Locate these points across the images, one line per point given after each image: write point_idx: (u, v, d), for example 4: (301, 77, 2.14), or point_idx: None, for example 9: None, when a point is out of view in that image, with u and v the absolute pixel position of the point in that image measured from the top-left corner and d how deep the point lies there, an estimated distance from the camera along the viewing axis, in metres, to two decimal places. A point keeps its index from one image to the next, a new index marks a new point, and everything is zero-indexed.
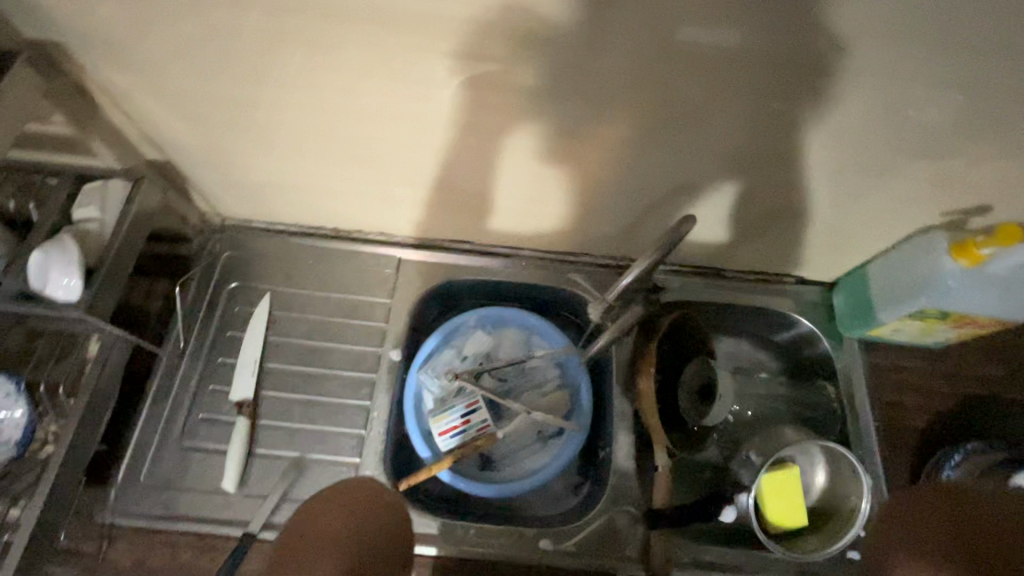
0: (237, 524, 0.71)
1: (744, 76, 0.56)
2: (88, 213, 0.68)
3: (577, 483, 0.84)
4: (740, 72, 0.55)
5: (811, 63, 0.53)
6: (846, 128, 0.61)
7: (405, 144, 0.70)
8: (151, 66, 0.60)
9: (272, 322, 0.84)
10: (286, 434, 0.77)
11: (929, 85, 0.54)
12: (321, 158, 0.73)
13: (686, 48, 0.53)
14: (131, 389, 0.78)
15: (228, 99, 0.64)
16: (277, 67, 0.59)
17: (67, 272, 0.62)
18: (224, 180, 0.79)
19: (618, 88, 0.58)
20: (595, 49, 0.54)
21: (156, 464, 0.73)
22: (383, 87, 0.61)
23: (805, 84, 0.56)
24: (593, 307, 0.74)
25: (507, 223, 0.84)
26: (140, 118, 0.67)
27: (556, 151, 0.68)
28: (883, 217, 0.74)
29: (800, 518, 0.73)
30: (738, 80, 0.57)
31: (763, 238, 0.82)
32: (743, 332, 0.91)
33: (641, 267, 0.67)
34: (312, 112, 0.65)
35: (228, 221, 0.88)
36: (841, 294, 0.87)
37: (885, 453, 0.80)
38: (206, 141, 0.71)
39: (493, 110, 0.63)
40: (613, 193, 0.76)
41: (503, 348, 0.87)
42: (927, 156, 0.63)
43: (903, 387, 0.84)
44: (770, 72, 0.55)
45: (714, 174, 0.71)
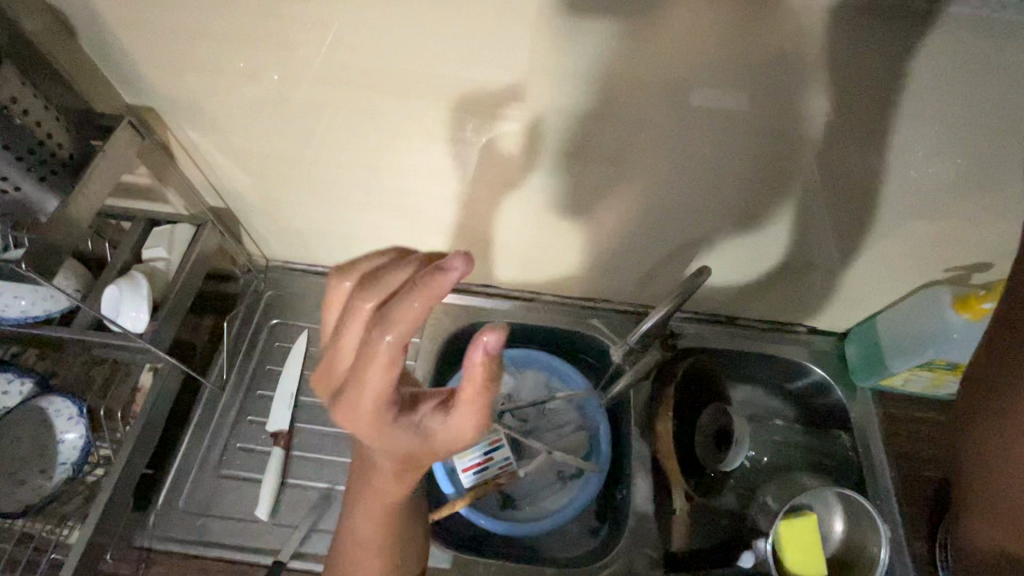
0: (267, 552, 0.73)
1: (750, 139, 0.62)
2: (157, 252, 0.75)
3: (595, 526, 0.86)
4: (746, 137, 0.62)
5: (808, 132, 0.60)
6: (848, 188, 0.67)
7: (441, 195, 0.77)
8: (225, 126, 0.68)
9: (308, 358, 0.89)
10: (316, 465, 0.80)
11: (921, 151, 0.60)
12: (364, 207, 0.80)
13: (696, 115, 0.60)
14: (175, 418, 0.83)
15: (286, 154, 0.72)
16: (336, 130, 0.67)
17: (137, 305, 0.69)
18: (274, 225, 0.86)
19: (637, 147, 0.65)
20: (616, 116, 0.61)
21: (194, 490, 0.77)
22: (426, 146, 0.69)
23: (808, 148, 0.62)
24: (616, 350, 0.80)
25: (532, 270, 0.90)
26: (209, 169, 0.75)
27: (578, 205, 0.75)
28: (889, 271, 0.79)
29: (818, 569, 0.74)
30: (746, 143, 0.63)
31: (774, 288, 0.86)
32: (757, 380, 0.95)
33: (660, 314, 0.71)
34: (359, 166, 0.73)
35: (272, 262, 0.95)
36: (852, 345, 0.90)
37: (903, 505, 0.80)
38: (264, 190, 0.79)
39: (522, 168, 0.70)
40: (631, 244, 0.81)
41: (525, 389, 0.92)
42: (923, 216, 0.69)
43: (919, 438, 0.85)
44: (772, 136, 0.61)
45: (725, 229, 0.76)
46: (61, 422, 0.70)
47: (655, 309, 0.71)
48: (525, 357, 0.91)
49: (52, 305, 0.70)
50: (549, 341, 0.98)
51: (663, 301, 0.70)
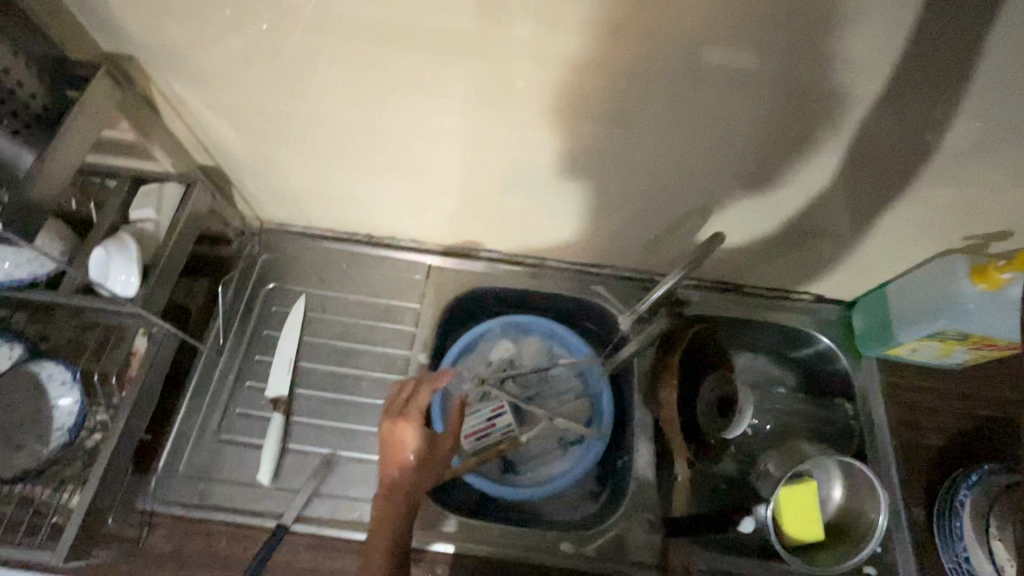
0: (270, 515, 0.73)
1: (772, 98, 0.58)
2: (147, 213, 0.72)
3: (594, 491, 0.86)
4: (768, 95, 0.58)
5: (835, 91, 0.56)
6: (869, 151, 0.63)
7: (441, 156, 0.73)
8: (212, 79, 0.64)
9: (306, 323, 0.87)
10: (317, 430, 0.80)
11: (950, 114, 0.57)
12: (362, 167, 0.77)
13: (714, 71, 0.56)
14: (172, 383, 0.81)
15: (279, 110, 0.68)
16: (332, 85, 0.63)
17: (127, 269, 0.66)
18: (267, 186, 0.82)
19: (651, 105, 0.61)
20: (629, 70, 0.56)
21: (195, 455, 0.76)
22: (426, 103, 0.64)
23: (830, 108, 0.59)
24: (624, 318, 0.77)
25: (534, 235, 0.87)
26: (196, 125, 0.71)
27: (586, 167, 0.72)
28: (904, 238, 0.76)
29: (813, 532, 0.75)
30: (767, 102, 0.59)
31: (784, 256, 0.84)
32: (761, 348, 0.94)
33: (669, 283, 0.69)
34: (357, 125, 0.69)
35: (266, 224, 0.92)
36: (859, 314, 0.89)
37: (902, 473, 0.80)
38: (256, 149, 0.75)
39: (528, 128, 0.66)
40: (638, 208, 0.78)
41: (526, 355, 0.91)
42: (947, 182, 0.66)
43: (921, 407, 0.85)
44: (796, 95, 0.58)
45: (737, 193, 0.73)
46: (54, 387, 0.68)
47: (666, 277, 0.69)
48: (527, 323, 0.90)
49: (38, 267, 0.67)
50: (552, 308, 0.96)
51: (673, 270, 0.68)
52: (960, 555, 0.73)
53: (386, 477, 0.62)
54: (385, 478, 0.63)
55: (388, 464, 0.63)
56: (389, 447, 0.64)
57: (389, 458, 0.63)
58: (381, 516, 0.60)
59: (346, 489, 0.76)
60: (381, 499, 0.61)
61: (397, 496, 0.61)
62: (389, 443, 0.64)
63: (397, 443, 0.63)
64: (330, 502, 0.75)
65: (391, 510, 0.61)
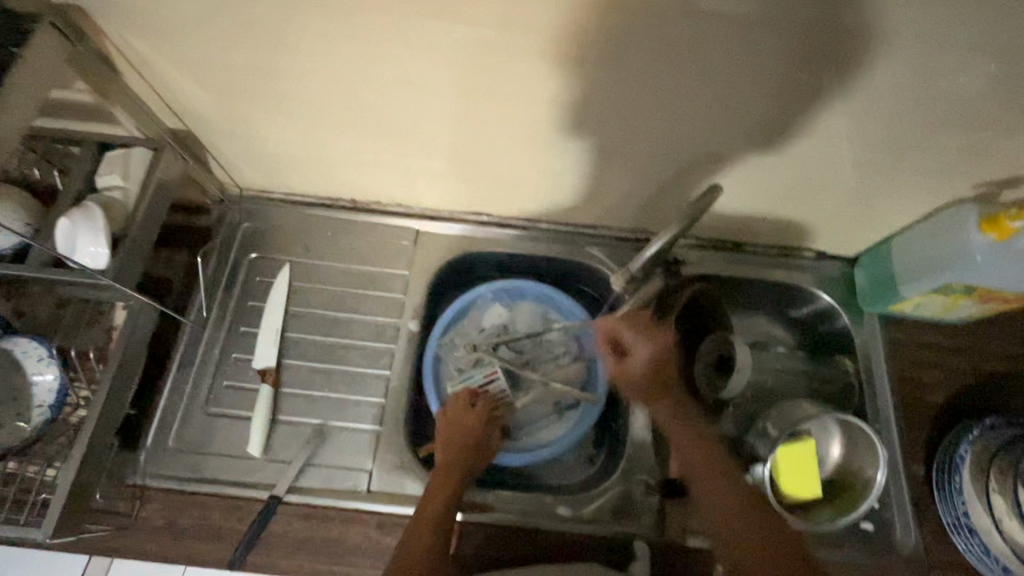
0: (263, 487, 0.73)
1: (776, 41, 0.53)
2: (113, 180, 0.67)
3: (592, 455, 0.86)
4: (772, 36, 0.53)
5: (843, 29, 0.52)
6: (878, 96, 0.59)
7: (423, 113, 0.69)
8: (171, 32, 0.59)
9: (291, 293, 0.85)
10: (308, 401, 0.78)
11: (968, 51, 0.52)
12: (341, 127, 0.73)
13: (711, 11, 0.51)
14: (156, 357, 0.79)
15: (248, 65, 0.63)
16: (301, 36, 0.58)
17: (95, 241, 0.63)
18: (243, 150, 0.78)
19: (644, 52, 0.56)
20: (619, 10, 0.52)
21: (184, 429, 0.75)
22: (403, 53, 0.60)
23: (840, 49, 0.54)
24: (617, 276, 0.76)
25: (525, 196, 0.84)
26: (159, 84, 0.66)
27: (576, 121, 0.67)
28: (911, 190, 0.72)
29: (813, 490, 0.75)
30: (768, 47, 0.54)
31: (785, 211, 0.81)
32: (760, 307, 0.92)
33: (663, 240, 0.66)
34: (332, 80, 0.64)
35: (246, 192, 0.88)
36: (862, 271, 0.87)
37: (902, 430, 0.79)
38: (227, 110, 0.71)
39: (512, 78, 0.62)
40: (632, 165, 0.74)
41: (520, 320, 0.89)
42: (960, 126, 0.61)
43: (922, 363, 0.83)
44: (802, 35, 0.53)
45: (737, 145, 0.69)
46: (31, 363, 0.67)
47: (660, 234, 0.66)
48: (520, 287, 0.89)
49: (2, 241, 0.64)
50: (545, 271, 0.94)
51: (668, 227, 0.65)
52: (958, 510, 0.72)
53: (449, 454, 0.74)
54: (448, 455, 0.74)
55: (451, 445, 0.75)
56: (455, 433, 0.76)
57: (453, 441, 0.75)
58: (442, 483, 0.70)
59: (339, 459, 0.75)
60: (440, 470, 0.72)
61: (460, 470, 0.72)
62: (453, 431, 0.77)
63: (462, 430, 0.77)
64: (324, 472, 0.74)
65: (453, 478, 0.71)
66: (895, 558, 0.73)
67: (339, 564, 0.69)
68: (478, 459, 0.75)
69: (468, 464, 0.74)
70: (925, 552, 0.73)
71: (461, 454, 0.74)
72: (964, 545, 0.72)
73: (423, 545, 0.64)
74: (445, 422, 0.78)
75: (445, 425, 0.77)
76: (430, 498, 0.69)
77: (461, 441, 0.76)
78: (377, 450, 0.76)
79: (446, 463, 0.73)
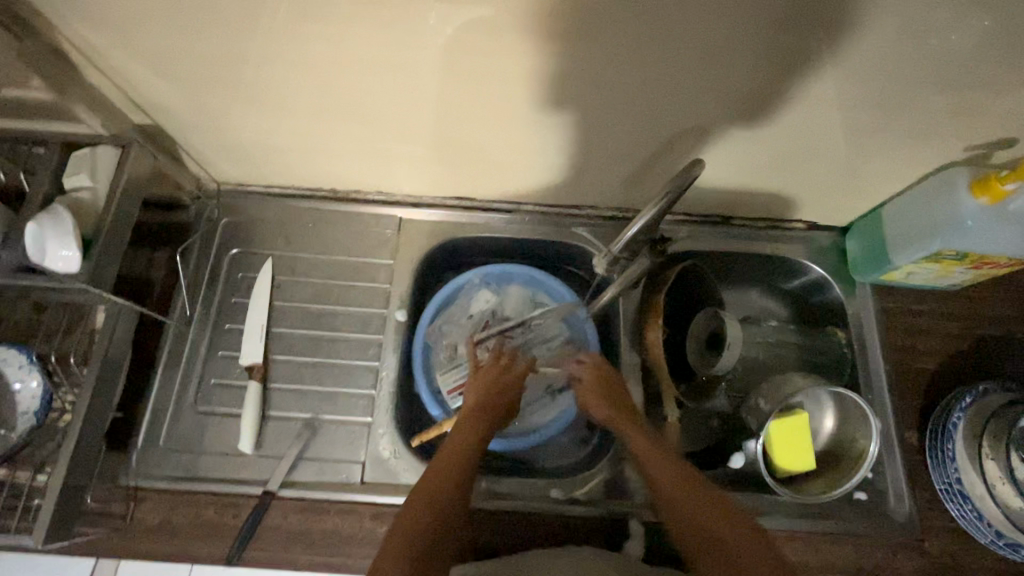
0: (256, 482, 0.73)
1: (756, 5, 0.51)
2: (80, 181, 0.66)
3: (584, 436, 0.86)
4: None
5: None
6: (866, 58, 0.56)
7: (396, 96, 0.66)
8: (124, 22, 0.56)
9: (275, 287, 0.83)
10: (298, 396, 0.78)
11: (956, 6, 0.50)
12: (313, 114, 0.70)
13: None
14: (141, 358, 0.78)
15: (209, 54, 0.60)
16: (259, 20, 0.56)
17: (64, 243, 0.61)
18: (215, 142, 0.76)
19: (619, 21, 0.53)
20: None
21: (175, 428, 0.75)
22: (369, 34, 0.57)
23: (823, 10, 0.51)
24: (598, 260, 0.74)
25: (508, 177, 0.82)
26: (120, 78, 0.64)
27: (555, 97, 0.65)
28: (902, 155, 0.70)
29: (805, 462, 0.75)
30: (748, 12, 0.52)
31: (773, 182, 0.79)
32: (751, 281, 0.91)
33: (647, 218, 0.65)
34: (298, 66, 0.62)
35: (223, 185, 0.87)
36: (853, 240, 0.85)
37: (895, 398, 0.79)
38: (194, 102, 0.68)
39: (484, 54, 0.59)
40: (615, 141, 0.72)
41: (509, 305, 0.89)
42: (950, 85, 0.59)
43: (915, 331, 0.82)
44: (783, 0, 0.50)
45: (722, 116, 0.67)
46: (13, 371, 0.67)
47: (643, 212, 0.65)
48: (508, 272, 0.88)
49: None
50: (533, 254, 0.92)
51: (650, 203, 0.63)
52: (951, 477, 0.72)
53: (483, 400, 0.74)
54: (482, 401, 0.74)
55: (484, 391, 0.75)
56: (491, 380, 0.76)
57: (490, 392, 0.75)
58: (474, 427, 0.70)
59: (331, 451, 0.75)
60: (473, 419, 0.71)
61: (492, 417, 0.73)
62: (488, 379, 0.77)
63: (498, 378, 0.77)
64: (316, 466, 0.74)
65: (486, 424, 0.71)
66: (889, 527, 0.73)
67: (335, 555, 0.70)
68: (510, 410, 0.76)
69: (501, 412, 0.74)
70: (918, 519, 0.73)
71: (496, 401, 0.74)
72: (958, 511, 0.72)
73: (449, 480, 0.64)
74: (480, 371, 0.78)
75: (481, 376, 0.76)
76: (458, 439, 0.69)
77: (496, 389, 0.76)
78: (370, 441, 0.76)
79: (479, 411, 0.72)
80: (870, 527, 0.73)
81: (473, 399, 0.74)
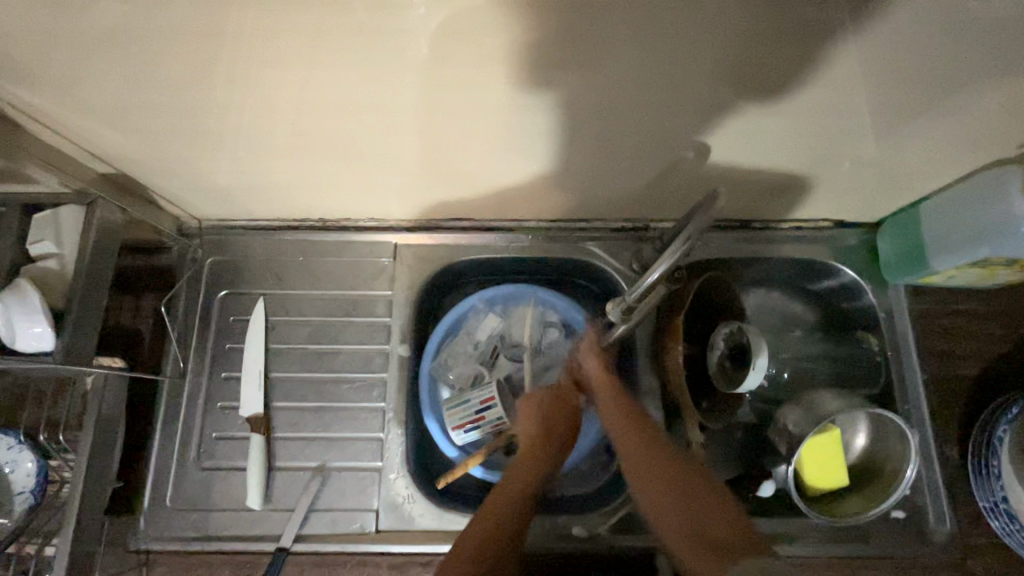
0: (268, 539, 0.70)
1: (781, 26, 0.43)
2: (46, 248, 0.62)
3: (605, 462, 0.81)
4: (780, 20, 0.43)
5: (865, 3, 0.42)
6: (909, 65, 0.49)
7: (380, 132, 0.60)
8: (61, 81, 0.50)
9: (270, 328, 0.79)
10: (303, 443, 0.75)
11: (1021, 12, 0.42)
12: (290, 154, 0.64)
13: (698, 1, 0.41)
14: (138, 417, 0.75)
15: (164, 105, 0.54)
16: (214, 70, 0.49)
17: (33, 321, 0.58)
18: (188, 186, 0.71)
19: (624, 49, 0.46)
20: (586, 11, 0.42)
21: (180, 487, 0.73)
22: (342, 78, 0.51)
23: (860, 24, 0.44)
24: (611, 307, 0.66)
25: (506, 199, 0.76)
26: (70, 133, 0.58)
27: (554, 123, 0.58)
28: (943, 158, 0.63)
29: (835, 481, 0.71)
30: (775, 32, 0.44)
31: (798, 186, 0.72)
32: (774, 283, 0.85)
33: (664, 269, 0.59)
34: (264, 110, 0.55)
35: (205, 223, 0.81)
36: (885, 239, 0.79)
37: (933, 409, 0.75)
38: (157, 151, 0.62)
39: (472, 88, 0.52)
40: (624, 159, 0.65)
41: (516, 327, 0.84)
42: (1006, 86, 0.52)
43: (953, 334, 0.77)
44: (812, 19, 0.43)
45: (741, 130, 0.60)
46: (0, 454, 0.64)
47: (657, 265, 0.59)
48: (512, 293, 0.83)
49: None
50: (539, 271, 0.87)
51: (669, 252, 0.58)
52: (997, 496, 0.67)
53: (540, 427, 0.70)
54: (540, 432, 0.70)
55: (541, 416, 0.71)
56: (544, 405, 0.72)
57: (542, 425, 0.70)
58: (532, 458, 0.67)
59: (342, 501, 0.73)
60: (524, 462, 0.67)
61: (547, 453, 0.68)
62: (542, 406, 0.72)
63: (553, 401, 0.72)
64: (329, 517, 0.72)
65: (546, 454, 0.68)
66: (927, 547, 0.70)
67: None
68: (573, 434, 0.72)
69: (562, 441, 0.70)
70: (960, 535, 0.70)
71: (558, 428, 0.70)
72: (1003, 529, 0.68)
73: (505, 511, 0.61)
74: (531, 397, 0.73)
75: (531, 410, 0.71)
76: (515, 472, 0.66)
77: (552, 417, 0.71)
78: (382, 487, 0.73)
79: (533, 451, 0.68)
80: (909, 548, 0.70)
81: (530, 428, 0.70)
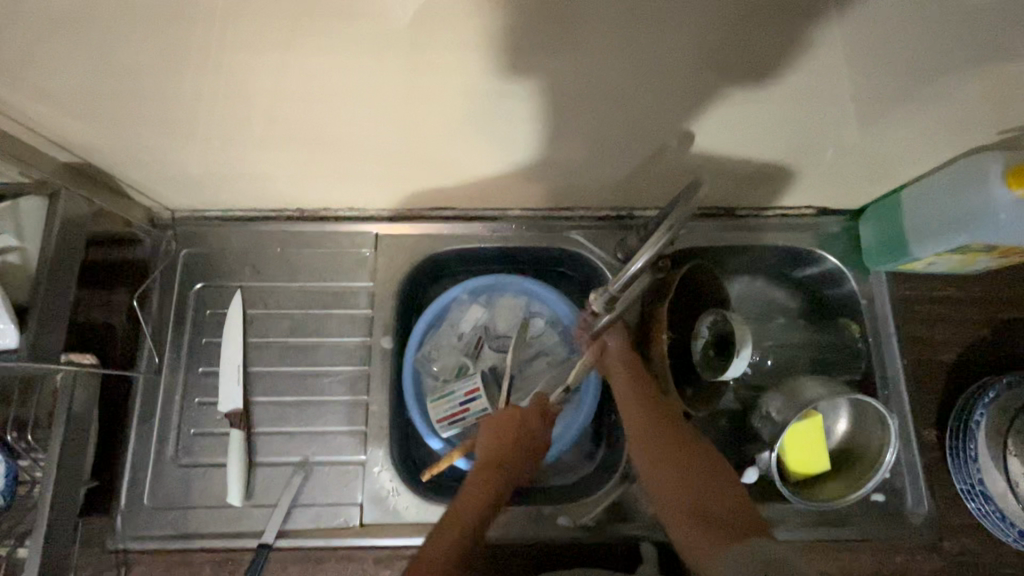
0: (250, 535, 0.69)
1: (764, 11, 0.43)
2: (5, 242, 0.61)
3: (592, 450, 0.82)
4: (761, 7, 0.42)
5: None
6: (891, 52, 0.48)
7: (356, 120, 0.58)
8: (17, 68, 0.47)
9: (249, 322, 0.77)
10: (284, 438, 0.74)
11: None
12: (264, 143, 0.62)
13: None
14: (112, 414, 0.73)
15: (127, 93, 0.52)
16: (179, 55, 0.47)
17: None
18: (158, 176, 0.68)
19: (605, 34, 0.45)
20: None
21: (158, 485, 0.71)
22: (313, 64, 0.49)
23: (842, 9, 0.43)
24: (594, 298, 0.64)
25: (489, 188, 0.74)
26: (28, 122, 0.55)
27: (535, 110, 0.57)
28: (924, 145, 0.63)
29: (817, 465, 0.72)
30: (756, 18, 0.43)
31: (782, 174, 0.72)
32: (758, 270, 0.85)
33: (649, 255, 0.57)
34: (233, 97, 0.53)
35: (178, 214, 0.79)
36: (866, 226, 0.79)
37: (913, 394, 0.76)
38: (123, 140, 0.60)
39: (450, 75, 0.51)
40: (606, 147, 0.64)
41: (502, 318, 0.83)
42: (987, 73, 0.51)
43: (932, 320, 0.78)
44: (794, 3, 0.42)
45: (724, 117, 0.59)
46: None
47: (641, 253, 0.57)
48: (497, 283, 0.81)
49: None
50: (524, 260, 0.86)
51: (653, 239, 0.57)
52: (973, 479, 0.69)
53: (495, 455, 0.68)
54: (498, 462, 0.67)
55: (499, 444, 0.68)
56: (506, 432, 0.69)
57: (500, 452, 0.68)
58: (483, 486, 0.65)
59: (325, 496, 0.72)
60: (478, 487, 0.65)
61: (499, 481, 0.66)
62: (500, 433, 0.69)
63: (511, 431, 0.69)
64: (311, 512, 0.71)
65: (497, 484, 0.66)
66: (906, 529, 0.71)
67: None
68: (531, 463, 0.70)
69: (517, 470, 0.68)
70: (937, 517, 0.71)
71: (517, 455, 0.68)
72: (979, 510, 0.69)
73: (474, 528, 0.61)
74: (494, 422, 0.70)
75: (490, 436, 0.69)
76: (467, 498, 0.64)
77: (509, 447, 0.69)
78: (366, 481, 0.72)
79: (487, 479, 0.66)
80: (890, 531, 0.71)
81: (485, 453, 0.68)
